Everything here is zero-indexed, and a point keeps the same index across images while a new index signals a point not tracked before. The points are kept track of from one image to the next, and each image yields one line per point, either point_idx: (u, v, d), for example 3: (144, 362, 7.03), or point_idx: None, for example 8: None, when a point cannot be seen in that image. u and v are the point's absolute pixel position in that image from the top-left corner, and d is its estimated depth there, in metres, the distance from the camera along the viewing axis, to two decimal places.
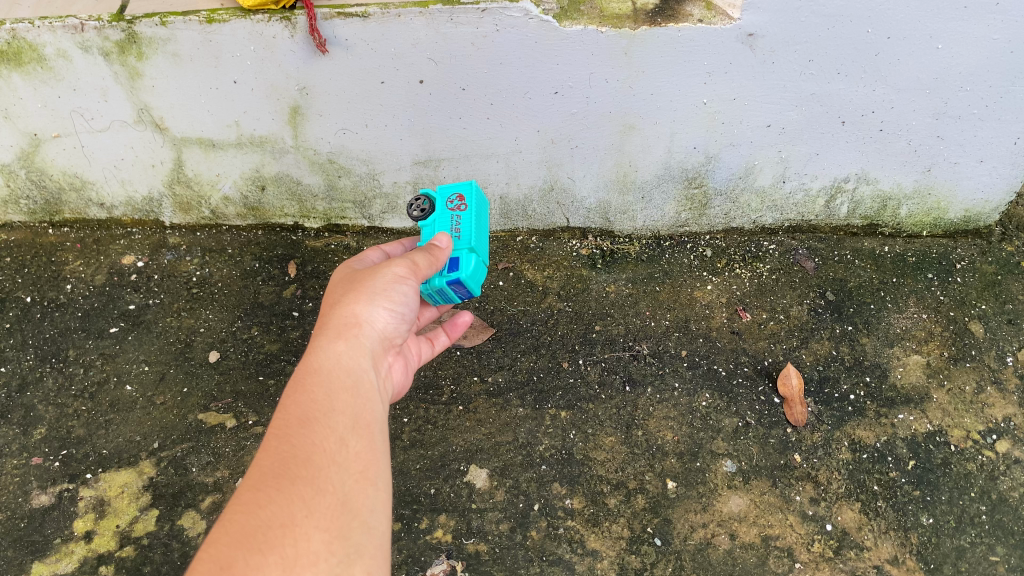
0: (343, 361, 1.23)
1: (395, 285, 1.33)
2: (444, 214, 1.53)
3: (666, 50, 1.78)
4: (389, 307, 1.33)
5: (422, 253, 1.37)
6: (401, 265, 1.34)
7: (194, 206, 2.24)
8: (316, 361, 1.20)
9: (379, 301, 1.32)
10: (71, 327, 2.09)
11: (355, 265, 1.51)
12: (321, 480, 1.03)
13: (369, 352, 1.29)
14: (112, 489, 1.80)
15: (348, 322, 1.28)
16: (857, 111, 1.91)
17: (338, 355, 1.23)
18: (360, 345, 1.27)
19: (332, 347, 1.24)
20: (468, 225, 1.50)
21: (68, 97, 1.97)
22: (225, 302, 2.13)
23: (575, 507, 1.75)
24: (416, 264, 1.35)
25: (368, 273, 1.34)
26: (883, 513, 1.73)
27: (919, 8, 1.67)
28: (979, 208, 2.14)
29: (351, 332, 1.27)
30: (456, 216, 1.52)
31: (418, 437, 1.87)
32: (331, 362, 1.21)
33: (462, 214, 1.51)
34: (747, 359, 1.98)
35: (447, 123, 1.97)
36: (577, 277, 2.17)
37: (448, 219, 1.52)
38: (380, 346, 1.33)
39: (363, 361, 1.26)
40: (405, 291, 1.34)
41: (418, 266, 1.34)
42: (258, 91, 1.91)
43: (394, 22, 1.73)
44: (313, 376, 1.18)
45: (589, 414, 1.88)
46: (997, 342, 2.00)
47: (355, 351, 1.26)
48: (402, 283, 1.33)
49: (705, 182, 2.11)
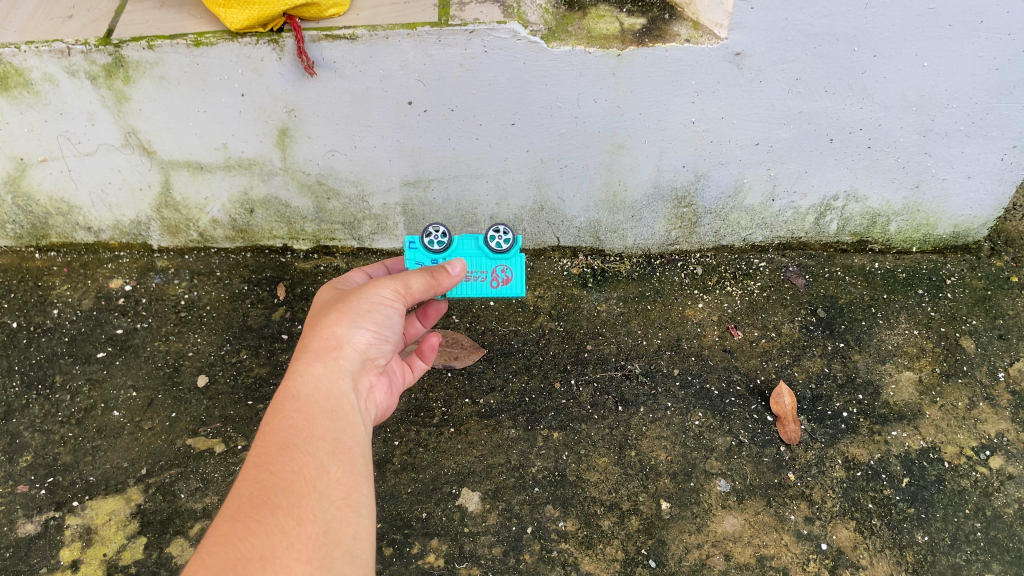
0: (322, 385, 1.21)
1: (381, 307, 1.34)
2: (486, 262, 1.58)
3: (654, 70, 1.78)
4: (371, 329, 1.33)
5: (416, 275, 1.39)
6: (390, 288, 1.35)
7: (182, 229, 2.23)
8: (295, 385, 1.19)
9: (361, 322, 1.32)
10: (57, 352, 2.07)
11: (339, 287, 1.51)
12: (301, 509, 1.02)
13: (349, 375, 1.28)
14: (99, 517, 1.77)
15: (329, 344, 1.27)
16: (845, 129, 1.92)
17: (317, 379, 1.22)
18: (340, 367, 1.26)
19: (311, 370, 1.22)
20: (478, 293, 1.59)
21: (54, 121, 1.95)
22: (213, 326, 2.12)
23: (568, 530, 1.72)
24: (406, 285, 1.36)
25: (353, 295, 1.34)
26: (878, 531, 1.71)
27: (905, 27, 1.69)
28: (967, 223, 2.16)
29: (330, 354, 1.26)
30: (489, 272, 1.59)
31: (409, 460, 1.84)
32: (310, 387, 1.20)
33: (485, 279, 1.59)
34: (739, 377, 1.98)
35: (436, 144, 1.97)
36: (568, 296, 2.17)
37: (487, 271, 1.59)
38: (361, 369, 1.32)
39: (342, 385, 1.25)
40: (390, 312, 1.35)
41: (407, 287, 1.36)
42: (246, 113, 1.91)
43: (381, 44, 1.73)
44: (291, 402, 1.16)
45: (582, 434, 1.87)
46: (989, 358, 2.00)
47: (334, 374, 1.24)
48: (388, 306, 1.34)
49: (694, 201, 2.11)
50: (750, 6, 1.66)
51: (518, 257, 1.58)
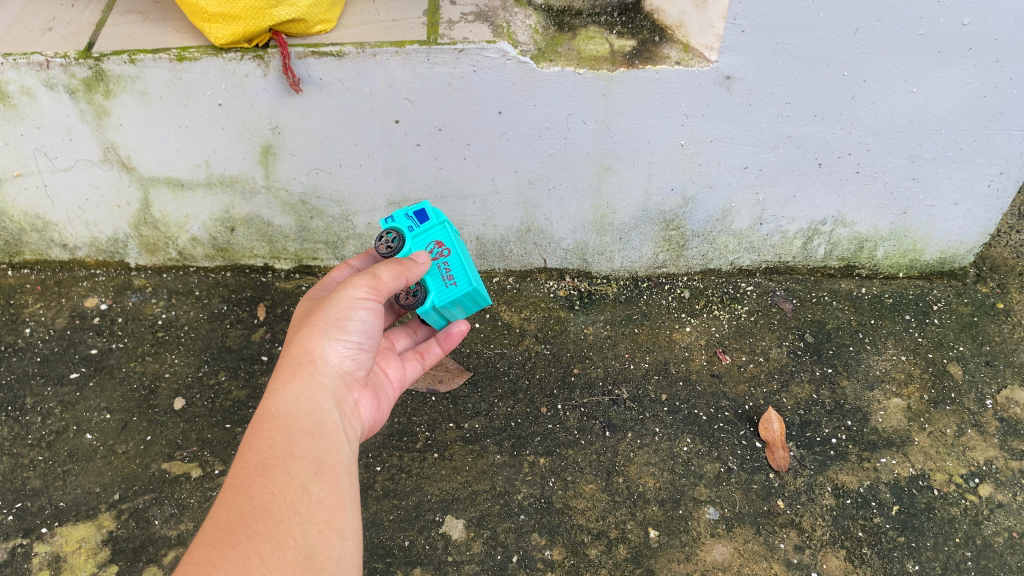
0: (302, 403, 1.16)
1: (351, 312, 1.25)
2: (435, 280, 1.44)
3: (644, 92, 1.78)
4: (346, 338, 1.26)
5: (386, 265, 1.30)
6: (361, 286, 1.26)
7: (161, 247, 2.19)
8: (274, 405, 1.14)
9: (335, 332, 1.24)
10: (29, 373, 2.01)
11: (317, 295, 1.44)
12: (281, 533, 0.98)
13: (328, 391, 1.22)
14: (69, 544, 1.70)
15: (302, 360, 1.21)
16: (834, 153, 1.91)
17: (297, 398, 1.16)
18: (316, 384, 1.20)
19: (288, 388, 1.17)
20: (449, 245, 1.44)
21: (31, 135, 1.91)
22: (191, 347, 2.06)
23: (555, 559, 1.67)
24: (376, 278, 1.27)
25: (324, 303, 1.26)
26: (868, 560, 1.67)
27: (895, 52, 1.69)
28: (954, 249, 2.16)
29: (306, 371, 1.20)
30: (450, 257, 1.44)
31: (392, 487, 1.79)
32: (290, 406, 1.14)
33: (451, 259, 1.44)
34: (727, 403, 1.95)
35: (422, 163, 1.94)
36: (554, 318, 2.14)
37: (442, 236, 1.44)
38: (340, 382, 1.26)
39: (322, 403, 1.19)
40: (363, 314, 1.27)
41: (373, 278, 1.27)
42: (228, 130, 1.87)
43: (369, 62, 1.71)
44: (270, 420, 1.12)
45: (568, 460, 1.83)
46: (977, 385, 1.99)
47: (313, 392, 1.19)
48: (359, 308, 1.26)
49: (682, 224, 2.10)
50: (740, 28, 1.65)
51: (457, 278, 1.43)
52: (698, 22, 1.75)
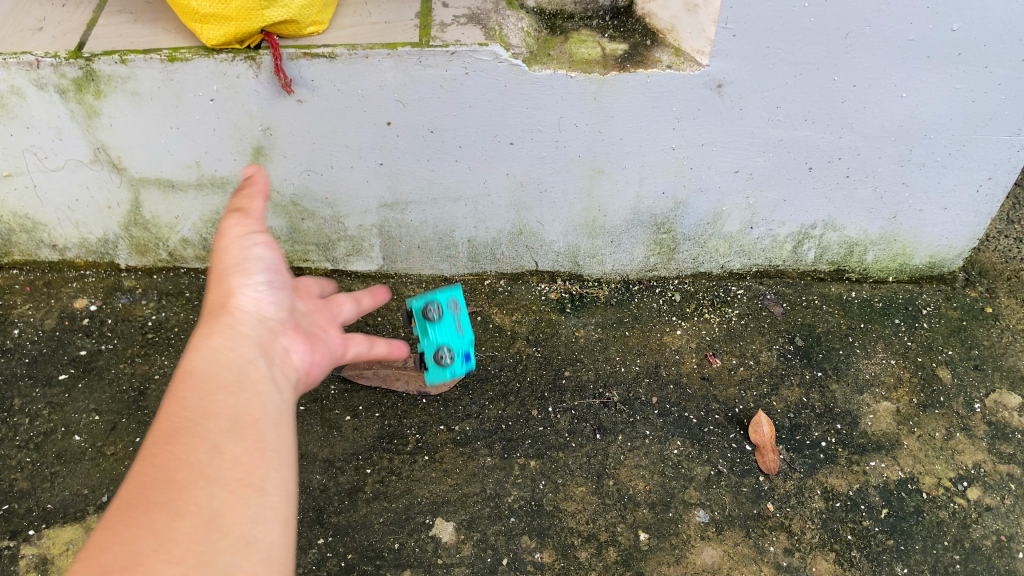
0: (220, 355, 0.93)
1: (246, 244, 1.04)
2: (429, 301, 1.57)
3: (636, 95, 1.78)
4: (252, 280, 1.03)
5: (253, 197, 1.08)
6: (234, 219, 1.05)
7: (151, 248, 2.18)
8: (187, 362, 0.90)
9: (236, 276, 1.02)
10: (17, 374, 1.99)
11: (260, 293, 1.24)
12: (181, 501, 0.74)
13: (249, 337, 0.97)
14: (56, 547, 1.68)
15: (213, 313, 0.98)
16: (824, 158, 1.92)
17: (214, 350, 0.93)
18: (234, 333, 0.97)
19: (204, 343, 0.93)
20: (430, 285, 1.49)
21: (21, 135, 1.90)
22: (181, 348, 2.06)
23: (545, 561, 1.67)
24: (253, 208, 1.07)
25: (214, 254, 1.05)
26: (857, 563, 1.68)
27: (884, 58, 1.70)
28: (943, 253, 2.18)
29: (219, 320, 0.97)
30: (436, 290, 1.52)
31: (382, 489, 1.79)
32: (208, 360, 0.91)
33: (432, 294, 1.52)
34: (718, 406, 1.96)
35: (414, 166, 1.94)
36: (546, 320, 2.15)
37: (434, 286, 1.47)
38: (263, 330, 1.01)
39: (246, 352, 0.95)
40: (261, 249, 1.06)
41: (245, 210, 1.06)
42: (220, 131, 1.87)
43: (360, 63, 1.71)
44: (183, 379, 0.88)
45: (559, 463, 1.84)
46: (965, 389, 2.00)
47: (232, 341, 0.95)
48: (252, 243, 1.05)
49: (673, 227, 2.10)
50: (732, 32, 1.66)
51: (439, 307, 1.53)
52: (690, 26, 1.75)
